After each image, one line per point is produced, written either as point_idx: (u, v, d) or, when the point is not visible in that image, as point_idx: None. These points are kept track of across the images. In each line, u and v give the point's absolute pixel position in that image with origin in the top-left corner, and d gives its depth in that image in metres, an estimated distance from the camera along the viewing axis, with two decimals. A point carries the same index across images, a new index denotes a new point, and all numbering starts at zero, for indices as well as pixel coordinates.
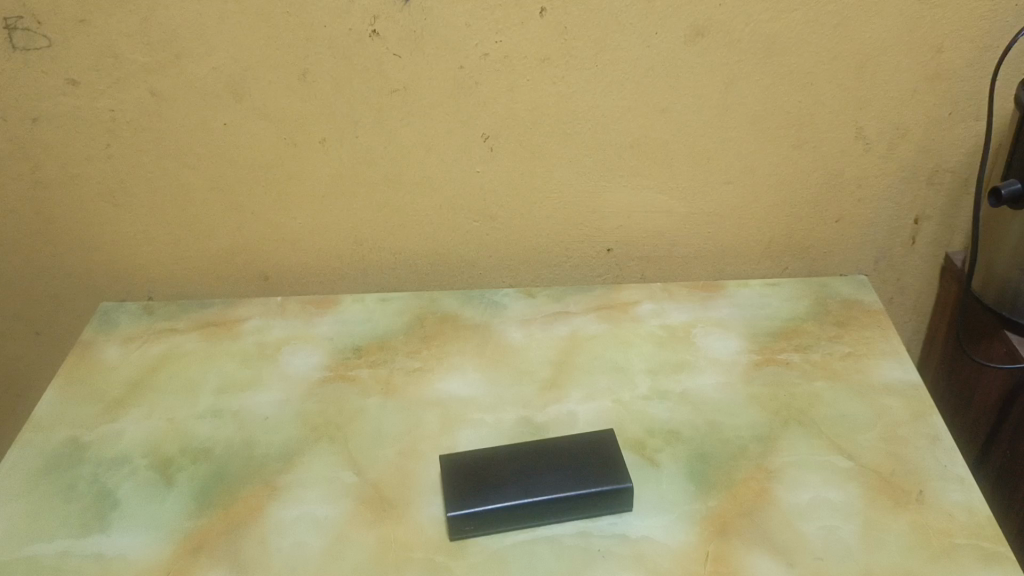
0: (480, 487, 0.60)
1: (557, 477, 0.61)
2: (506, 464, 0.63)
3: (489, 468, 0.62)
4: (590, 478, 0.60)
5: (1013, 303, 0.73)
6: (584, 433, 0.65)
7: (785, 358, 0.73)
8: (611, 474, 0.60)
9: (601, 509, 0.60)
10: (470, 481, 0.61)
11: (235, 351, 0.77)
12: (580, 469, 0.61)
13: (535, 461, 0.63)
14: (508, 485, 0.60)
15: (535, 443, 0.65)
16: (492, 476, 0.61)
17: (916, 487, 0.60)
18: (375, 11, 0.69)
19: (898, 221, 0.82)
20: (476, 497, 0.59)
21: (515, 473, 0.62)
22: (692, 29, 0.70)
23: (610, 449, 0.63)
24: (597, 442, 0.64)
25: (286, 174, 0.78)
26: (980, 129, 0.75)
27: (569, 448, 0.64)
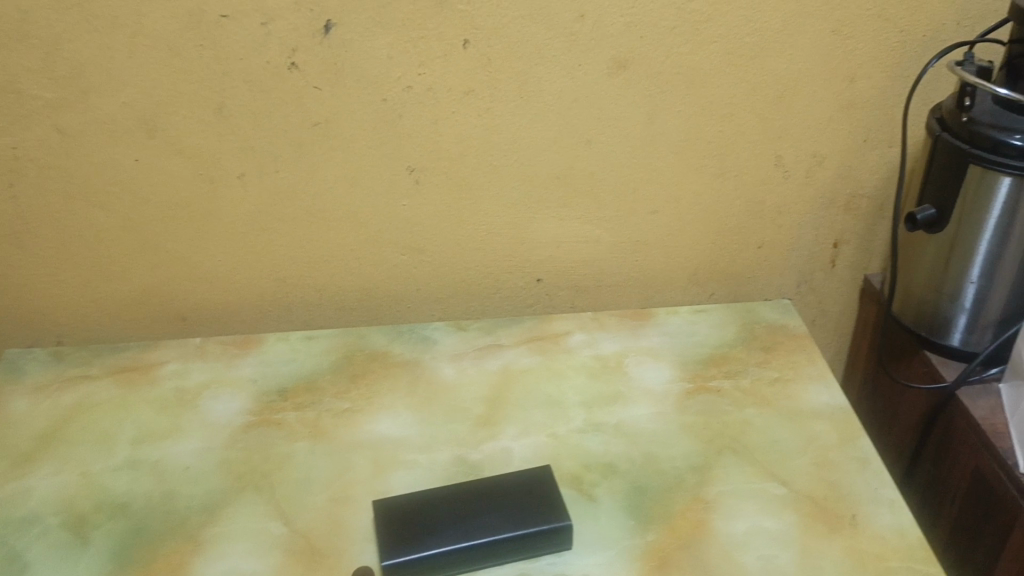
0: (415, 533, 0.59)
1: (494, 519, 0.60)
2: (441, 507, 0.61)
3: (424, 511, 0.61)
4: (526, 519, 0.59)
5: (931, 323, 0.75)
6: (520, 471, 0.64)
7: (716, 385, 0.73)
8: (547, 514, 0.59)
9: (540, 549, 0.59)
10: (404, 526, 0.60)
11: (152, 398, 0.74)
12: (517, 509, 0.60)
13: (471, 502, 0.61)
14: (443, 530, 0.59)
15: (471, 483, 0.63)
16: (427, 520, 0.60)
17: (849, 512, 0.61)
18: (293, 44, 0.67)
19: (819, 246, 0.84)
20: (410, 545, 0.58)
21: (450, 515, 0.60)
22: (615, 62, 0.70)
23: (547, 486, 0.62)
24: (533, 479, 0.63)
25: (203, 211, 0.75)
26: (892, 155, 0.78)
27: (506, 487, 0.62)
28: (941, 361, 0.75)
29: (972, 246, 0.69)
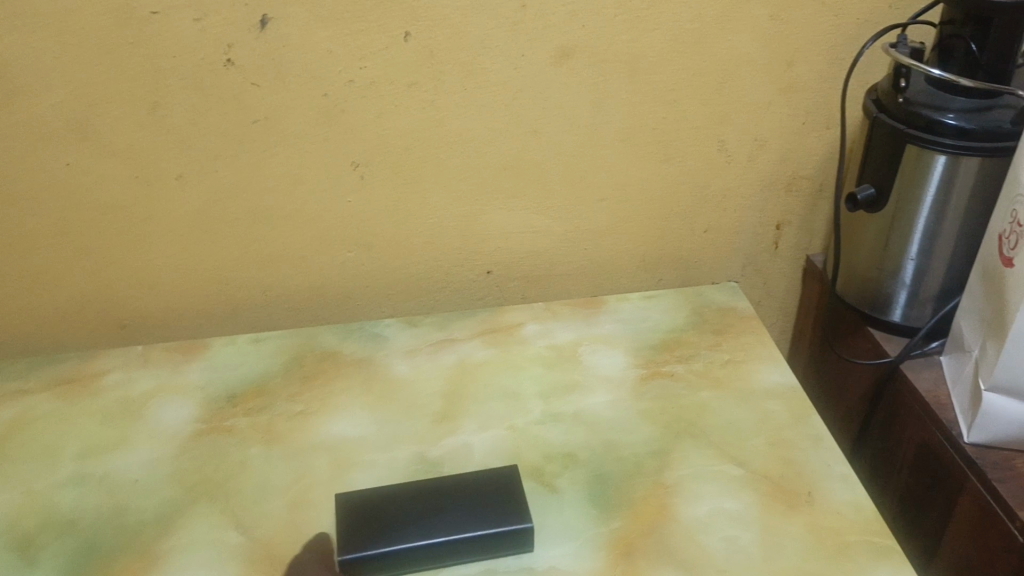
0: (376, 531, 0.58)
1: (457, 516, 0.59)
2: (402, 504, 0.60)
3: (386, 509, 0.60)
4: (489, 517, 0.59)
5: (873, 300, 0.77)
6: (484, 467, 0.64)
7: (670, 370, 0.74)
8: (512, 514, 0.59)
9: (504, 547, 0.58)
10: (366, 523, 0.59)
11: (96, 410, 0.71)
12: (480, 506, 0.60)
13: (434, 499, 0.61)
14: (405, 527, 0.59)
15: (432, 480, 0.63)
16: (390, 519, 0.59)
17: (805, 489, 0.62)
18: (228, 40, 0.65)
19: (762, 228, 0.85)
20: (373, 542, 0.57)
21: (413, 513, 0.60)
22: (558, 51, 0.70)
23: (511, 481, 0.62)
24: (497, 475, 0.63)
25: (140, 213, 0.73)
26: (831, 136, 0.79)
27: (468, 484, 0.62)
28: (884, 336, 0.77)
29: (911, 223, 0.71)
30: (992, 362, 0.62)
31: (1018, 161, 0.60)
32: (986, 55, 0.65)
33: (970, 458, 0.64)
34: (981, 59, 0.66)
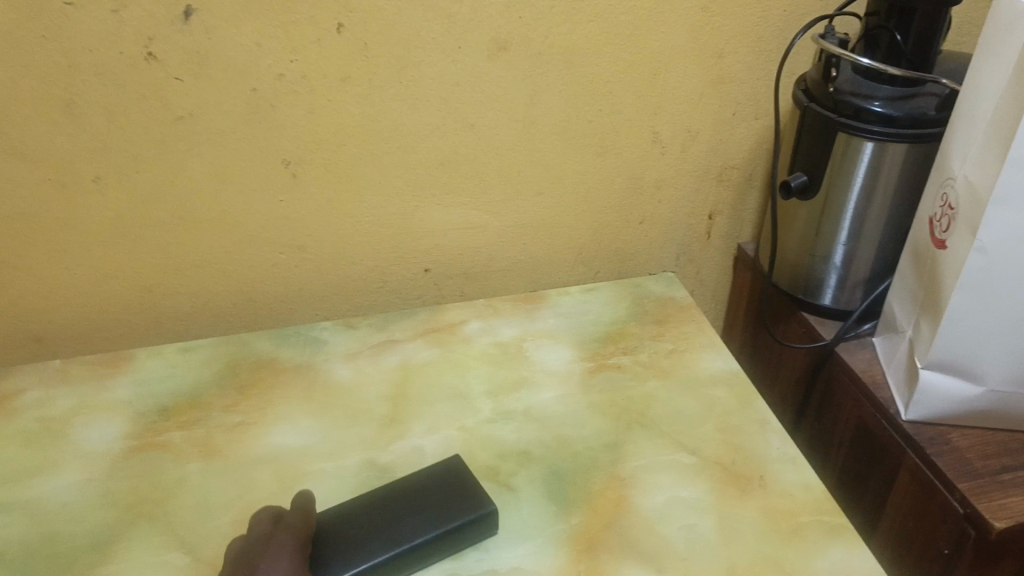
0: (344, 550, 0.55)
1: (419, 517, 0.57)
2: (360, 512, 0.58)
3: (342, 526, 0.57)
4: (453, 509, 0.57)
5: (806, 285, 0.79)
6: (433, 466, 0.62)
7: (616, 362, 0.74)
8: (475, 500, 0.58)
9: (467, 541, 0.57)
10: (327, 543, 0.56)
11: (13, 432, 0.66)
12: (440, 502, 0.58)
13: (389, 503, 0.59)
14: (371, 539, 0.56)
15: (383, 485, 0.61)
16: (347, 532, 0.56)
17: (757, 474, 0.63)
18: (148, 32, 0.61)
19: (695, 219, 0.86)
20: (344, 563, 0.54)
21: (373, 520, 0.57)
22: (495, 43, 0.68)
23: (455, 468, 0.61)
24: (439, 467, 0.62)
25: (54, 218, 0.69)
26: (759, 126, 0.81)
27: (424, 484, 0.60)
28: (817, 320, 0.79)
29: (841, 209, 0.72)
30: (927, 341, 0.64)
31: (947, 146, 0.63)
32: (910, 44, 0.67)
33: (909, 435, 0.66)
34: (905, 49, 0.68)
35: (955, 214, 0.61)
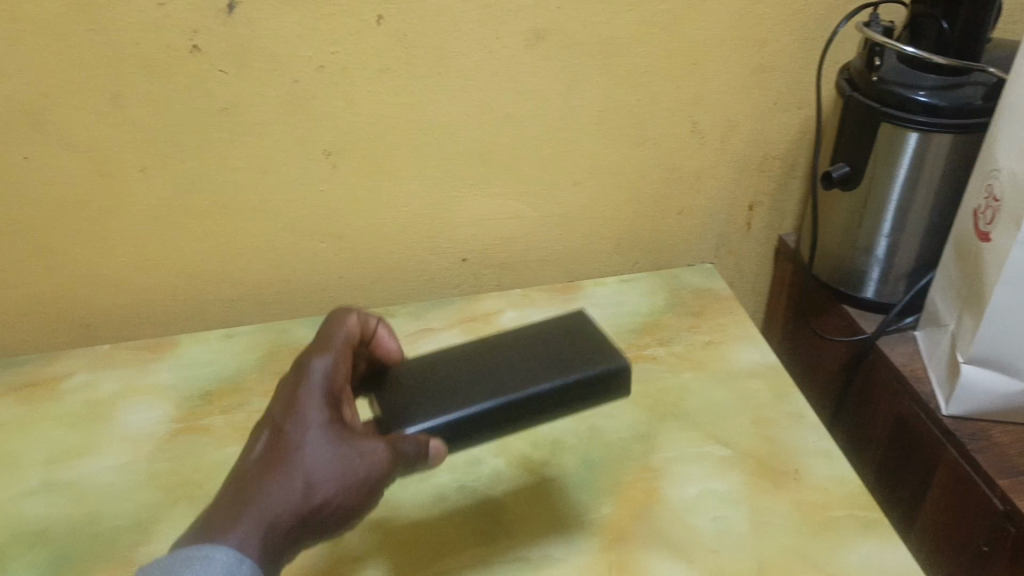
0: (425, 400, 0.52)
1: (527, 371, 0.53)
2: (466, 365, 0.55)
3: (430, 375, 0.54)
4: (563, 366, 0.53)
5: (846, 278, 0.78)
6: (552, 322, 0.58)
7: (651, 353, 0.74)
8: (600, 358, 0.53)
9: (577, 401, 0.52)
10: (404, 391, 0.53)
11: (61, 414, 0.69)
12: (550, 360, 0.54)
13: (498, 357, 0.55)
14: (463, 391, 0.52)
15: (494, 337, 0.58)
16: (447, 386, 0.53)
17: (791, 467, 0.62)
18: (192, 25, 0.62)
19: (735, 209, 0.85)
20: (420, 414, 0.50)
21: (473, 372, 0.54)
22: (532, 34, 0.68)
23: (581, 326, 0.57)
24: (559, 322, 0.58)
25: (101, 206, 0.71)
26: (801, 116, 0.80)
27: (542, 337, 0.56)
28: (858, 313, 0.78)
29: (884, 201, 0.71)
30: (969, 335, 0.62)
31: (992, 136, 0.61)
32: (956, 32, 0.66)
33: (949, 431, 0.64)
34: (951, 37, 0.66)
35: (999, 206, 0.59)
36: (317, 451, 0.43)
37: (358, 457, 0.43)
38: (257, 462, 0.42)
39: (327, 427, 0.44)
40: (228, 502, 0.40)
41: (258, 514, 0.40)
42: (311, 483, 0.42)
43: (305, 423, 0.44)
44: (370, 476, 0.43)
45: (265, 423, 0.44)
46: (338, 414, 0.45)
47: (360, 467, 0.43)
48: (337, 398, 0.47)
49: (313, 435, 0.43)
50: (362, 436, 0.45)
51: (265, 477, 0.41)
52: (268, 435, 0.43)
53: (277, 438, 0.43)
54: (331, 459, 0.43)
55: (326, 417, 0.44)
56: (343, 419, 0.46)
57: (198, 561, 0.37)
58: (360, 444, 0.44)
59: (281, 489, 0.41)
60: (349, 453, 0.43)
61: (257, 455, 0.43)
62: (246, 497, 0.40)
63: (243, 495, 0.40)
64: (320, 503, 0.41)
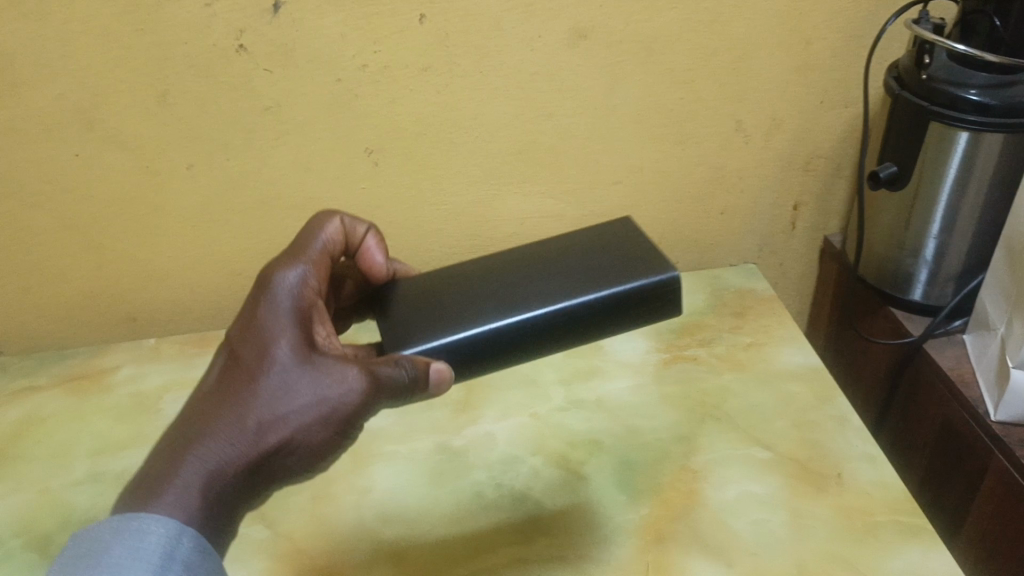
0: (442, 317, 0.52)
1: (561, 286, 0.52)
2: (502, 280, 0.55)
3: (455, 295, 0.55)
4: (590, 282, 0.51)
5: (893, 280, 0.76)
6: (591, 236, 0.57)
7: (692, 354, 0.73)
8: (633, 273, 0.51)
9: (612, 318, 0.51)
10: (426, 309, 0.54)
11: (108, 406, 0.72)
12: (584, 275, 0.52)
13: (535, 272, 0.54)
14: (481, 309, 0.52)
15: (538, 254, 0.57)
16: (479, 301, 0.53)
17: (833, 471, 0.61)
18: (239, 25, 0.63)
19: (778, 209, 0.84)
20: (431, 331, 0.51)
21: (506, 288, 0.54)
22: (574, 32, 0.68)
23: (626, 242, 0.55)
24: (607, 238, 0.56)
25: (149, 204, 0.72)
26: (848, 115, 0.78)
27: (581, 252, 0.55)
28: (905, 315, 0.76)
29: (932, 201, 0.70)
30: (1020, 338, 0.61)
31: None
32: (1009, 30, 0.64)
33: (997, 436, 0.63)
34: (1004, 34, 0.64)
35: None
36: (282, 376, 0.43)
37: (328, 382, 0.44)
38: (220, 390, 0.43)
39: (294, 350, 0.44)
40: (187, 434, 0.42)
41: (215, 450, 0.41)
42: (274, 413, 0.42)
43: (269, 346, 0.44)
44: (338, 402, 0.43)
45: (232, 346, 0.45)
46: (309, 335, 0.46)
47: (330, 393, 0.43)
48: (310, 317, 0.47)
49: (278, 361, 0.44)
50: (333, 359, 0.45)
51: (224, 406, 0.42)
52: (234, 360, 0.44)
53: (242, 364, 0.44)
54: (296, 387, 0.43)
55: (293, 339, 0.44)
56: (315, 341, 0.46)
57: (141, 523, 0.39)
58: (329, 366, 0.44)
59: (240, 421, 0.42)
60: (315, 380, 0.43)
61: (222, 382, 0.43)
62: (202, 430, 0.41)
63: (201, 428, 0.41)
64: (284, 431, 0.42)
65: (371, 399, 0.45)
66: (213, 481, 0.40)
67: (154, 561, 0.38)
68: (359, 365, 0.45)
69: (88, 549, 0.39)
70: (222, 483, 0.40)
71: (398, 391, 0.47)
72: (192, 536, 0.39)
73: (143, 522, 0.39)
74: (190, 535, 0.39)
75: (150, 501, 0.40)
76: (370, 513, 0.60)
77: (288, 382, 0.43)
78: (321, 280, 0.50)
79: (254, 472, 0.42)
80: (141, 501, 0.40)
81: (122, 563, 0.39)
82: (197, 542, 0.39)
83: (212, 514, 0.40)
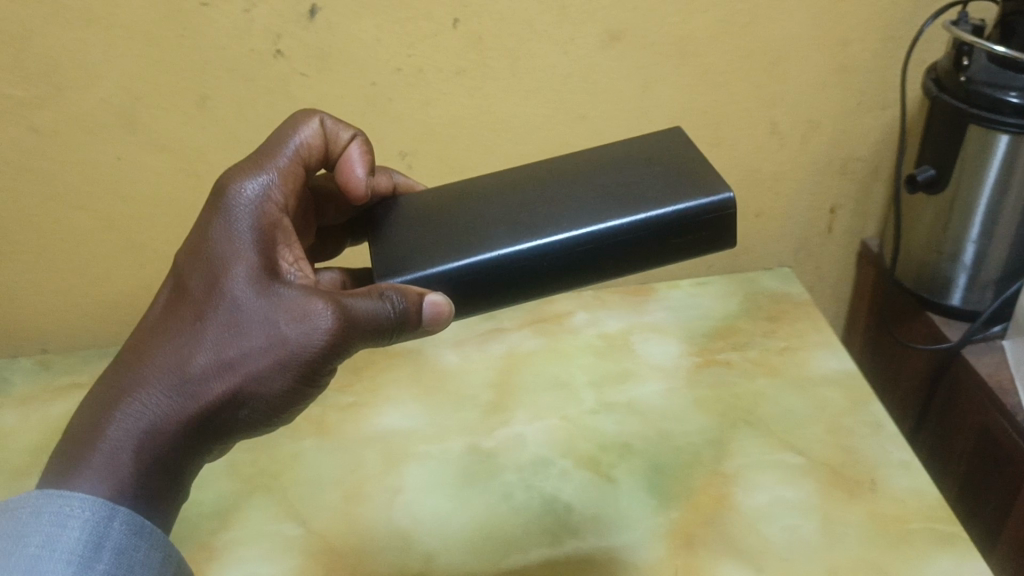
0: (459, 237, 0.48)
1: (594, 206, 0.47)
2: (528, 196, 0.50)
3: (476, 210, 0.50)
4: (625, 205, 0.47)
5: (932, 284, 0.75)
6: (631, 149, 0.52)
7: (724, 358, 0.73)
8: (674, 197, 0.47)
9: (647, 246, 0.47)
10: (442, 227, 0.50)
11: None
12: (621, 196, 0.48)
13: (564, 190, 0.50)
14: (499, 230, 0.48)
15: (573, 164, 0.53)
16: (500, 221, 0.49)
17: (867, 477, 0.61)
18: (277, 30, 0.64)
19: (814, 212, 0.84)
20: (447, 254, 0.47)
21: (531, 207, 0.49)
22: (608, 35, 0.68)
23: (668, 159, 0.50)
24: (650, 150, 0.51)
25: (189, 205, 0.74)
26: (886, 117, 0.77)
27: (618, 168, 0.50)
28: (943, 320, 0.75)
29: (972, 204, 0.68)
30: None
31: None
32: None
33: None
34: None
35: None
36: (229, 318, 0.43)
37: (283, 321, 0.42)
38: (170, 329, 0.43)
39: (246, 286, 0.43)
40: (128, 379, 0.42)
41: (155, 400, 0.41)
42: (222, 356, 0.42)
43: (219, 284, 0.43)
44: (286, 345, 0.42)
45: (184, 279, 0.45)
46: (269, 267, 0.44)
47: (282, 334, 0.42)
48: (273, 248, 0.46)
49: (230, 298, 0.43)
50: (295, 293, 0.43)
51: (169, 351, 0.42)
52: (187, 297, 0.44)
53: (193, 302, 0.43)
54: (244, 329, 0.42)
55: (245, 274, 0.43)
56: (278, 274, 0.45)
57: (66, 500, 0.39)
58: (281, 304, 0.43)
59: (184, 367, 0.42)
60: (265, 323, 0.42)
61: (171, 323, 0.43)
62: (143, 377, 0.42)
63: (142, 375, 0.42)
64: (233, 376, 0.42)
65: (344, 336, 0.43)
66: (152, 435, 0.41)
67: (80, 551, 0.39)
68: (320, 299, 0.43)
69: (10, 529, 0.39)
70: (159, 439, 0.40)
71: (379, 328, 0.44)
72: (126, 507, 0.40)
73: (65, 502, 0.39)
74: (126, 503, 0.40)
75: (84, 463, 0.40)
76: (401, 512, 0.61)
77: (240, 322, 0.43)
78: (287, 193, 0.49)
79: (202, 420, 0.42)
80: (71, 467, 0.40)
81: (40, 552, 0.39)
82: (130, 521, 0.40)
83: (152, 471, 0.41)
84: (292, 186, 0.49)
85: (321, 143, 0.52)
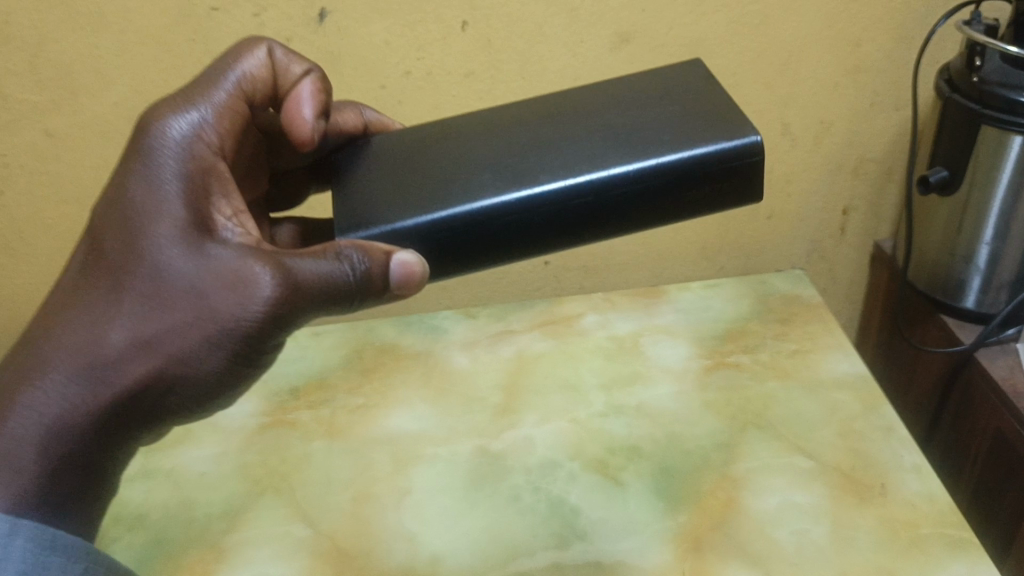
0: (441, 185, 0.47)
1: (588, 154, 0.46)
2: (520, 142, 0.49)
3: (465, 154, 0.49)
4: (618, 153, 0.45)
5: (946, 286, 0.74)
6: (632, 92, 0.50)
7: (735, 360, 0.73)
8: (671, 146, 0.45)
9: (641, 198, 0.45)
10: (429, 172, 0.49)
11: None
12: (616, 143, 0.46)
13: (557, 135, 0.48)
14: (486, 177, 0.47)
15: (575, 105, 0.51)
16: (488, 167, 0.47)
17: (877, 481, 0.60)
18: (286, 34, 0.64)
19: (827, 213, 0.83)
20: (429, 203, 0.46)
21: (522, 152, 0.48)
22: (617, 37, 0.68)
23: (666, 105, 0.49)
24: (652, 95, 0.50)
25: None
26: (899, 117, 0.76)
27: (616, 113, 0.49)
28: (957, 323, 0.74)
29: (985, 205, 0.68)
30: None
31: None
32: None
33: None
34: None
35: None
36: (146, 289, 0.41)
37: (207, 293, 0.41)
38: (86, 303, 0.42)
39: (167, 254, 0.41)
40: (40, 356, 0.41)
41: (64, 385, 0.41)
42: (135, 337, 0.41)
43: (139, 252, 0.42)
44: (206, 323, 0.41)
45: (104, 240, 0.43)
46: (195, 228, 0.42)
47: (204, 310, 0.41)
48: (202, 204, 0.43)
49: (150, 268, 0.41)
50: (221, 262, 0.41)
51: (83, 328, 0.41)
52: (106, 263, 0.42)
53: (111, 270, 0.42)
54: (162, 304, 0.41)
55: (167, 241, 0.42)
56: (206, 234, 0.42)
57: None
58: (203, 274, 0.41)
59: (98, 347, 0.41)
60: (184, 298, 0.41)
61: (87, 295, 0.42)
62: (54, 357, 0.41)
63: (53, 355, 0.41)
64: (149, 357, 0.41)
65: (279, 308, 0.41)
66: (61, 423, 0.41)
67: None
68: (247, 269, 0.41)
69: None
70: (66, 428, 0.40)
71: (316, 296, 0.43)
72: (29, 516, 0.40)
73: None
74: (28, 510, 0.40)
75: None
76: (409, 514, 0.61)
77: (159, 295, 0.41)
78: (224, 133, 0.46)
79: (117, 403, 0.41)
80: None
81: None
82: (33, 538, 0.40)
83: (63, 459, 0.41)
84: (232, 124, 0.47)
85: (267, 75, 0.50)
